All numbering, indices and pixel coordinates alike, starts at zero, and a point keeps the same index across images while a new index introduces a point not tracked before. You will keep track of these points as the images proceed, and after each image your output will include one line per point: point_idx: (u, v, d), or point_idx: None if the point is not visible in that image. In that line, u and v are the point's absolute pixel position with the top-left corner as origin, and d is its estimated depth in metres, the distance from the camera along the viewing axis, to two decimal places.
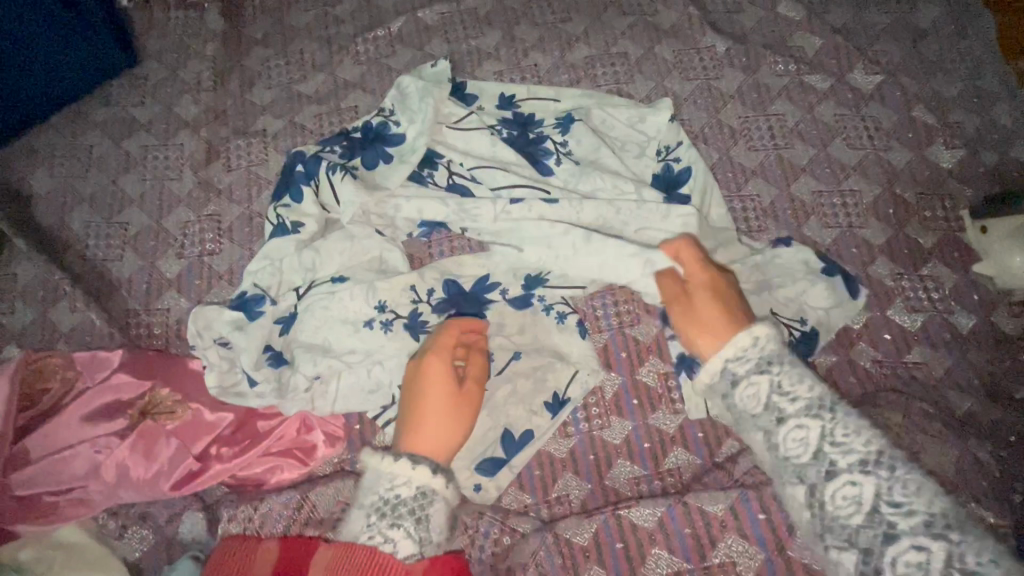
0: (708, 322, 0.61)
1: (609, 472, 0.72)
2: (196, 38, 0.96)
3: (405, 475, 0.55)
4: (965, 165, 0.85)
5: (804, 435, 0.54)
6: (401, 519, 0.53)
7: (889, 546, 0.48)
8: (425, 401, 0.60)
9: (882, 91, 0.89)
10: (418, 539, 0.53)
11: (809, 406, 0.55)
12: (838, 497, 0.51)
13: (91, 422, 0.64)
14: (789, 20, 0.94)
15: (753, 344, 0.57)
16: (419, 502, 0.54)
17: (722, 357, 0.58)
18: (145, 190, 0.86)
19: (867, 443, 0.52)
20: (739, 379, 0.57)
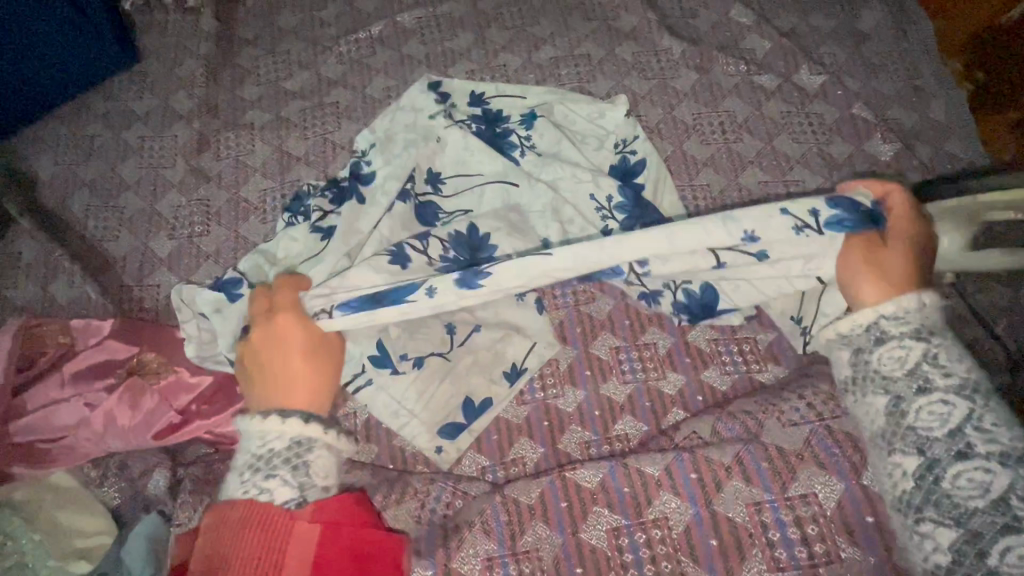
0: (864, 278, 0.64)
1: (561, 437, 0.78)
2: (192, 39, 1.03)
3: (275, 429, 0.57)
4: (902, 157, 0.91)
5: (903, 355, 0.59)
6: (276, 470, 0.55)
7: (958, 462, 0.53)
8: (264, 368, 0.62)
9: (825, 90, 0.96)
10: (296, 485, 0.55)
11: (915, 330, 0.60)
12: (925, 411, 0.56)
13: (84, 379, 0.71)
14: (742, 24, 1.01)
15: (917, 308, 0.60)
16: (294, 450, 0.57)
17: (876, 310, 0.61)
18: (140, 177, 0.93)
19: (968, 371, 0.57)
20: (888, 338, 0.60)
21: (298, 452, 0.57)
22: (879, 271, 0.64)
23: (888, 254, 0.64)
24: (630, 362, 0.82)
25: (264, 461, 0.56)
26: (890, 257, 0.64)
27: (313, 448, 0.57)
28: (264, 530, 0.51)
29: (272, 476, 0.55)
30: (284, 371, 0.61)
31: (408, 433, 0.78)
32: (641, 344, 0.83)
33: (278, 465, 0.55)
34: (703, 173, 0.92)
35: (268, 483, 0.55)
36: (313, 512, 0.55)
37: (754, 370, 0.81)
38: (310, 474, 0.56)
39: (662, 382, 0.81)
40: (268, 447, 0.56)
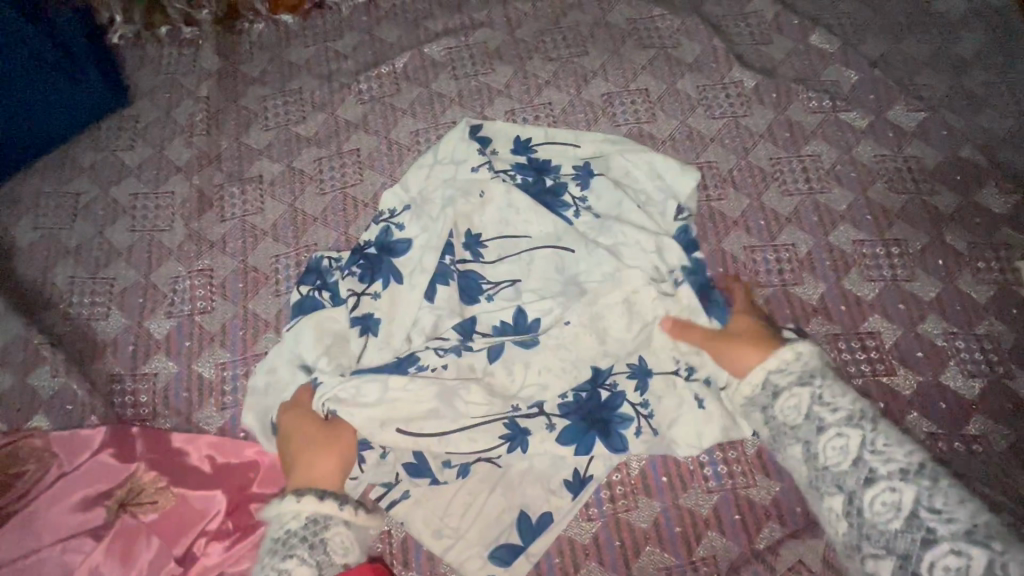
0: (741, 346, 0.61)
1: (637, 561, 0.65)
2: (190, 76, 0.90)
3: (291, 509, 0.52)
4: (1019, 211, 0.78)
5: (796, 402, 0.56)
6: (295, 547, 0.50)
7: (926, 551, 0.47)
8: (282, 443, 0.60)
9: (924, 130, 0.83)
10: (314, 565, 0.50)
11: (850, 415, 0.53)
12: (878, 504, 0.50)
13: (68, 517, 0.59)
14: (822, 52, 0.87)
15: (795, 358, 0.57)
16: (313, 528, 0.51)
17: (764, 370, 0.58)
18: (133, 242, 0.80)
19: (853, 402, 0.54)
20: (777, 390, 0.57)
21: (315, 531, 0.51)
22: (729, 345, 0.62)
23: (737, 325, 0.65)
24: (715, 465, 0.69)
25: (282, 544, 0.51)
26: (739, 328, 0.65)
27: (329, 525, 0.52)
28: None
29: (290, 557, 0.50)
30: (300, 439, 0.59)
31: (453, 557, 0.65)
32: (727, 442, 0.70)
33: (296, 546, 0.50)
34: (786, 230, 0.79)
35: (285, 565, 0.50)
36: None
37: None
38: (327, 552, 0.51)
39: (753, 490, 0.68)
40: (284, 527, 0.51)
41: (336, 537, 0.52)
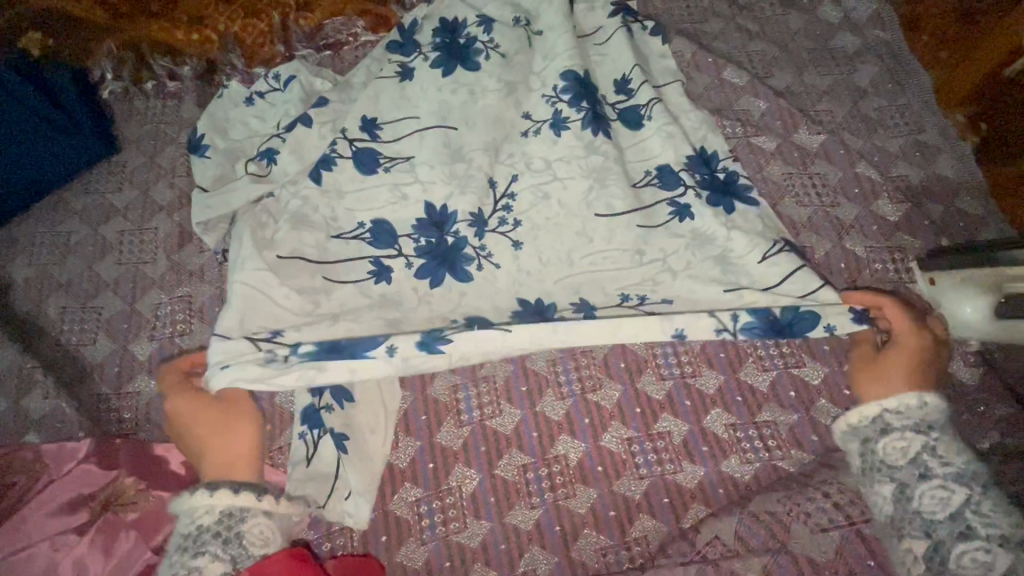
0: (882, 385, 0.66)
1: (576, 543, 0.72)
2: (174, 125, 1.01)
3: (204, 505, 0.62)
4: (912, 217, 0.88)
5: (904, 446, 0.61)
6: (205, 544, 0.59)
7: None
8: (229, 441, 0.68)
9: (826, 149, 0.93)
10: (229, 558, 0.59)
11: (960, 473, 0.58)
12: (965, 557, 0.54)
13: (54, 518, 0.65)
14: (735, 86, 0.99)
15: (920, 406, 0.62)
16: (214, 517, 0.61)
17: (878, 406, 0.63)
18: (119, 274, 0.89)
19: (965, 462, 0.59)
20: (890, 429, 0.62)
21: (229, 525, 0.61)
22: (881, 370, 0.67)
23: (889, 361, 0.68)
24: (645, 454, 0.76)
25: (195, 540, 0.60)
26: (895, 366, 0.67)
27: (245, 519, 0.62)
28: None
29: (202, 552, 0.59)
30: (225, 452, 0.67)
31: (408, 546, 0.73)
32: (655, 434, 0.78)
33: (209, 541, 0.60)
34: None
35: (198, 561, 0.58)
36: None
37: (777, 456, 0.76)
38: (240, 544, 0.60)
39: (680, 474, 0.75)
40: (199, 523, 0.61)
41: (254, 529, 0.61)
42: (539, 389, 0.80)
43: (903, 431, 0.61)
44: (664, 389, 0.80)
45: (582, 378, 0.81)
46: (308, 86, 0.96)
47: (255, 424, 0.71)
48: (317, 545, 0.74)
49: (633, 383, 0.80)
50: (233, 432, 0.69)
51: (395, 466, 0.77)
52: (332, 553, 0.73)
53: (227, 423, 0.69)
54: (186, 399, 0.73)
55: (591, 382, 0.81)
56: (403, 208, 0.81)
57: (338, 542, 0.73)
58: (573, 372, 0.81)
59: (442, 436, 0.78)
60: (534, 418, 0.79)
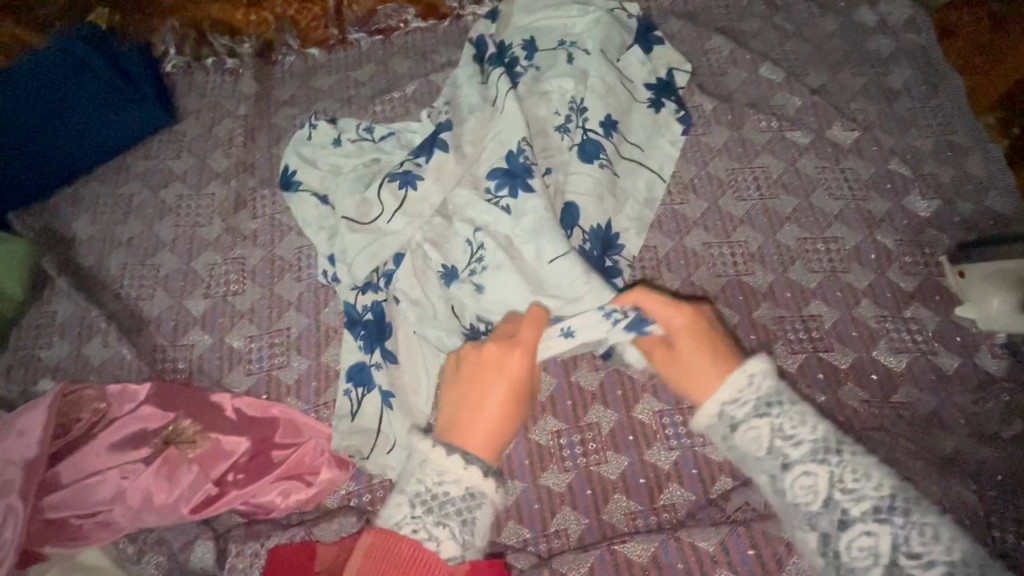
0: (698, 373, 0.59)
1: (606, 507, 0.75)
2: (231, 99, 1.05)
3: (455, 475, 0.56)
4: (942, 214, 0.90)
5: (757, 435, 0.55)
6: (448, 518, 0.55)
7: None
8: (481, 413, 0.60)
9: (859, 145, 0.96)
10: (461, 543, 0.55)
11: (815, 449, 0.54)
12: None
13: (120, 450, 0.69)
14: (772, 82, 1.02)
15: (750, 383, 0.57)
16: (467, 501, 0.56)
17: (717, 401, 0.57)
18: (177, 235, 0.94)
19: (814, 432, 0.54)
20: (737, 423, 0.56)
21: (467, 508, 0.56)
22: (685, 363, 0.61)
23: (681, 341, 0.62)
24: (675, 427, 0.79)
25: (438, 504, 0.55)
26: (691, 348, 0.61)
27: (481, 505, 0.56)
28: None
29: (444, 525, 0.55)
30: (475, 418, 0.60)
31: None
32: (686, 408, 0.80)
33: (450, 515, 0.55)
34: (741, 229, 0.91)
35: (437, 531, 0.54)
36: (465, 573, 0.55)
37: None
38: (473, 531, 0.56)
39: (709, 448, 0.78)
40: (447, 490, 0.56)
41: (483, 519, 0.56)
42: (573, 360, 0.84)
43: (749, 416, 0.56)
44: None
45: None
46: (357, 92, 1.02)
47: (522, 389, 0.62)
48: None
49: None
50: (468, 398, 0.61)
51: None
52: None
53: (484, 391, 0.61)
54: (525, 353, 0.63)
55: None
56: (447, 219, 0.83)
57: None
58: None
59: None
60: (569, 387, 0.82)
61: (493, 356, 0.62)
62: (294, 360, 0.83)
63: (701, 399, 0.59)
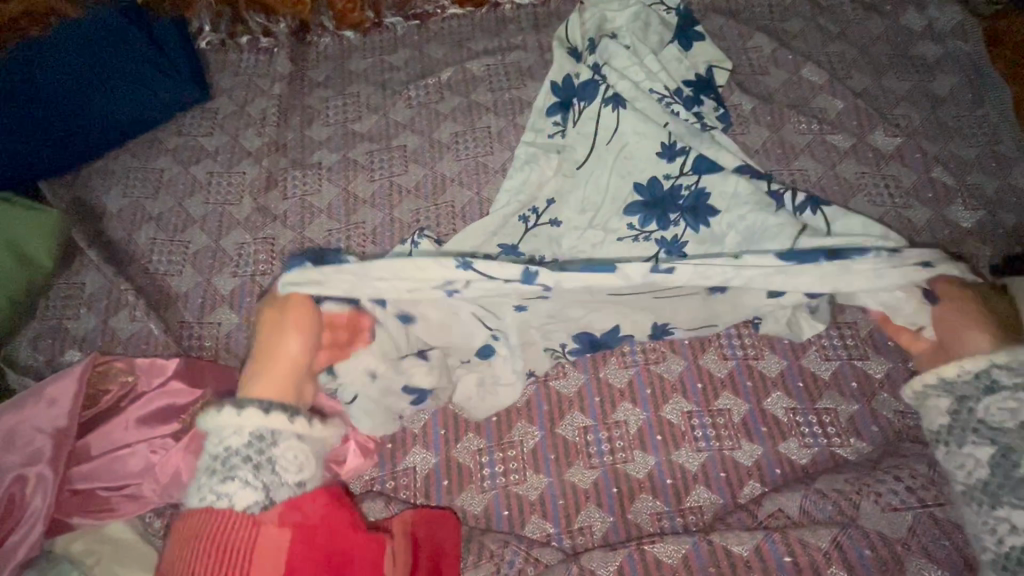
0: (960, 322, 0.68)
1: (632, 506, 0.74)
2: (265, 78, 1.05)
3: (233, 424, 0.58)
4: (985, 225, 0.88)
5: (1013, 406, 0.59)
6: (235, 471, 0.57)
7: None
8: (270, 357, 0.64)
9: (901, 152, 0.94)
10: (259, 486, 0.56)
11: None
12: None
13: (149, 424, 0.69)
14: (813, 84, 1.00)
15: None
16: (255, 445, 0.57)
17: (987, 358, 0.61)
18: (207, 212, 0.93)
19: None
20: (997, 388, 0.60)
21: (259, 449, 0.57)
22: (950, 321, 0.69)
23: (990, 299, 0.69)
24: (704, 428, 0.78)
25: (224, 463, 0.57)
26: (961, 301, 0.69)
27: (279, 442, 0.58)
28: (231, 557, 0.54)
29: (231, 479, 0.56)
30: (266, 356, 0.64)
31: (468, 493, 0.75)
32: (715, 410, 0.79)
33: (239, 467, 0.56)
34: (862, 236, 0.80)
35: (227, 488, 0.56)
36: (277, 516, 0.57)
37: (837, 443, 0.76)
38: (275, 470, 0.57)
39: (738, 452, 0.76)
40: (226, 445, 0.57)
41: (287, 453, 0.58)
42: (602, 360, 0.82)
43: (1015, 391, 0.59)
44: (725, 368, 0.82)
45: (645, 350, 0.83)
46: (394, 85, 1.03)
47: (306, 339, 0.65)
48: (380, 482, 0.76)
49: (695, 359, 0.82)
50: (284, 339, 0.64)
51: (460, 415, 0.79)
52: (394, 491, 0.75)
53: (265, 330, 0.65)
54: (300, 306, 0.66)
55: (656, 355, 0.83)
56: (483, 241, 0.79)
57: (400, 482, 0.76)
58: (637, 344, 0.83)
59: None
60: (597, 383, 0.81)
61: (271, 339, 0.65)
62: None
63: (971, 347, 0.66)
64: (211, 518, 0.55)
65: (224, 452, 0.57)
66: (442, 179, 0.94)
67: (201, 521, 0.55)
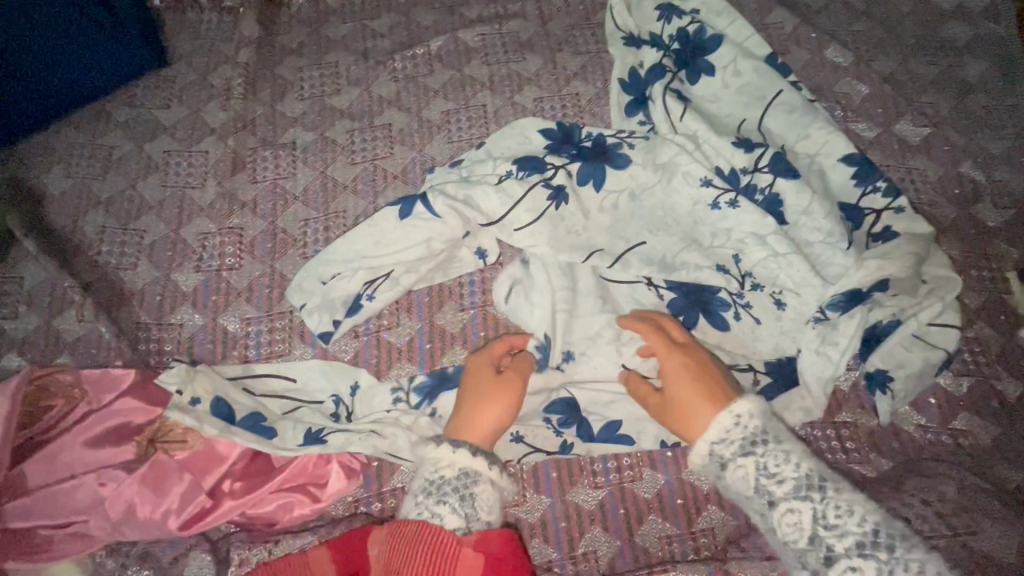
0: None
1: (639, 529, 0.68)
2: (229, 42, 0.92)
3: (446, 458, 0.57)
4: (1012, 225, 0.83)
5: (745, 471, 0.60)
6: (445, 496, 0.55)
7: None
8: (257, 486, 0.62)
9: (928, 143, 0.87)
10: (463, 515, 0.54)
11: (797, 485, 0.59)
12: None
13: (98, 449, 0.60)
14: (836, 66, 0.92)
15: (735, 424, 0.62)
16: (462, 480, 0.56)
17: (705, 440, 0.62)
18: (165, 197, 0.82)
19: (797, 471, 0.60)
20: (725, 461, 0.62)
21: (466, 484, 0.56)
22: None
23: None
24: None
25: (436, 487, 0.56)
26: None
27: (477, 481, 0.56)
28: (429, 558, 0.50)
29: (443, 501, 0.55)
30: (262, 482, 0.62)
31: None
32: None
33: (448, 493, 0.55)
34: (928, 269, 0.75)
35: (438, 509, 0.55)
36: (477, 541, 0.52)
37: (855, 460, 0.72)
38: (475, 506, 0.55)
39: None
40: (439, 473, 0.57)
41: (482, 492, 0.56)
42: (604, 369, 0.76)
43: (739, 459, 0.61)
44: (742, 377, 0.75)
45: None
46: (381, 56, 0.92)
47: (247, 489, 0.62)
48: None
49: None
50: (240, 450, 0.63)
51: None
52: None
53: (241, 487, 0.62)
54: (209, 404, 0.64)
55: None
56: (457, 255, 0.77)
57: None
58: None
59: None
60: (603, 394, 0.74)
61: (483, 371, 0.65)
62: (297, 349, 0.74)
63: None
64: (425, 532, 0.52)
65: (434, 479, 0.56)
66: (431, 164, 0.84)
67: (416, 531, 0.52)
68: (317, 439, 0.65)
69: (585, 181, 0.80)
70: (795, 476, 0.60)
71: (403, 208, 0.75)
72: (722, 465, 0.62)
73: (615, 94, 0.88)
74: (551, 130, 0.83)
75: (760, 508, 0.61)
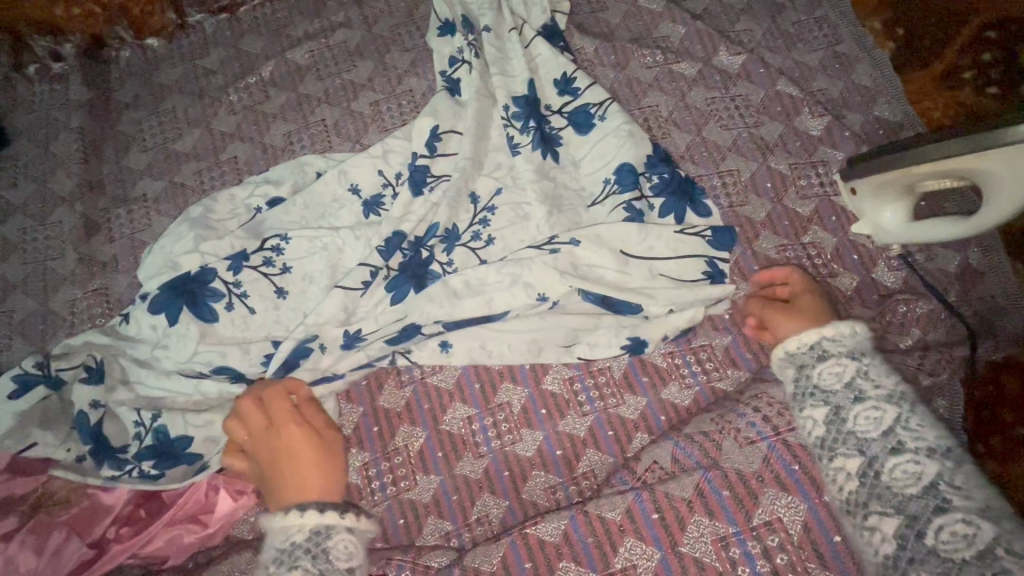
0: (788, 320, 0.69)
1: (525, 485, 0.73)
2: (64, 109, 0.93)
3: (294, 523, 0.55)
4: (833, 129, 0.88)
5: (840, 369, 0.59)
6: (298, 559, 0.53)
7: (938, 516, 0.48)
8: (307, 462, 0.61)
9: (747, 69, 0.92)
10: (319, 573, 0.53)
11: (891, 393, 0.56)
12: (898, 470, 0.51)
13: None
14: (652, 12, 0.96)
15: (845, 333, 0.61)
16: (314, 538, 0.55)
17: (819, 333, 0.62)
18: (27, 273, 0.84)
19: (894, 382, 0.57)
20: (827, 355, 0.60)
21: (317, 542, 0.55)
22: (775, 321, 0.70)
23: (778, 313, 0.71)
24: (587, 392, 0.77)
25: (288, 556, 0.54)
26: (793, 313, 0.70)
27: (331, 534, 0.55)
28: None
29: (295, 567, 0.53)
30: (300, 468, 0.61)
31: None
32: (596, 369, 0.78)
33: (300, 556, 0.53)
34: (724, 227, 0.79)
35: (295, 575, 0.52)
36: None
37: (714, 378, 0.77)
38: (330, 560, 0.54)
39: (622, 407, 0.76)
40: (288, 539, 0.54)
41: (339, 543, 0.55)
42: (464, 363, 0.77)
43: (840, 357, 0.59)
44: None
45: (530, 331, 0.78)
46: (217, 91, 0.93)
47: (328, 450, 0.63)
48: (268, 521, 0.71)
49: None
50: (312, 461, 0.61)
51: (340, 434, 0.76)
52: None
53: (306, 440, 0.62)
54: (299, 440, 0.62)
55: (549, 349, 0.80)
56: (301, 315, 0.76)
57: None
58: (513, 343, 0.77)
59: (383, 400, 0.78)
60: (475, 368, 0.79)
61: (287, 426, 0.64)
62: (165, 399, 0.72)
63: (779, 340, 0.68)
64: None
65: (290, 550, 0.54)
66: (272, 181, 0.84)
67: None
68: (200, 467, 0.70)
69: (418, 189, 0.80)
70: (891, 386, 0.57)
71: (246, 256, 0.76)
72: (811, 358, 0.61)
73: (444, 85, 0.86)
74: (388, 140, 0.84)
75: (834, 402, 0.57)
